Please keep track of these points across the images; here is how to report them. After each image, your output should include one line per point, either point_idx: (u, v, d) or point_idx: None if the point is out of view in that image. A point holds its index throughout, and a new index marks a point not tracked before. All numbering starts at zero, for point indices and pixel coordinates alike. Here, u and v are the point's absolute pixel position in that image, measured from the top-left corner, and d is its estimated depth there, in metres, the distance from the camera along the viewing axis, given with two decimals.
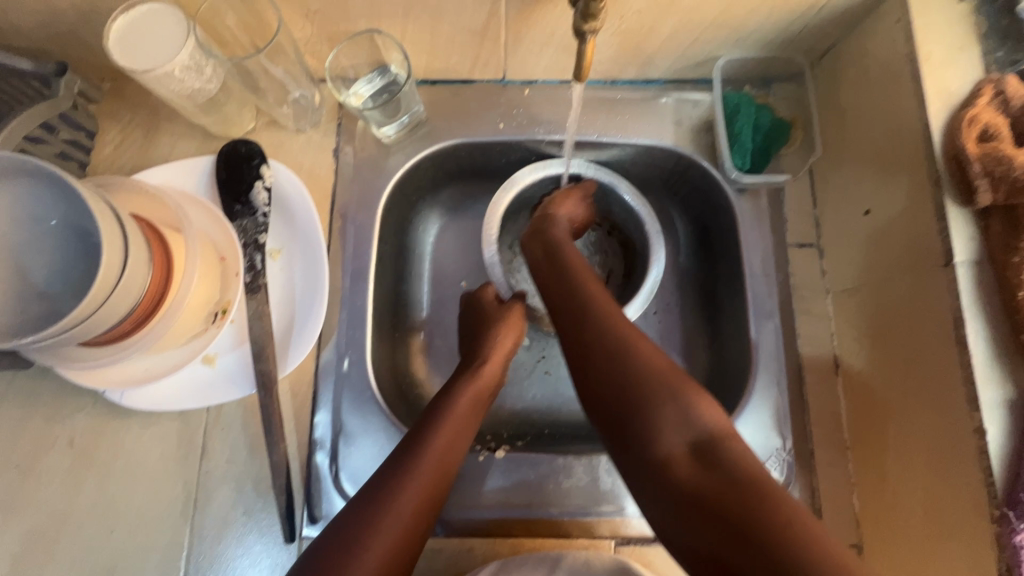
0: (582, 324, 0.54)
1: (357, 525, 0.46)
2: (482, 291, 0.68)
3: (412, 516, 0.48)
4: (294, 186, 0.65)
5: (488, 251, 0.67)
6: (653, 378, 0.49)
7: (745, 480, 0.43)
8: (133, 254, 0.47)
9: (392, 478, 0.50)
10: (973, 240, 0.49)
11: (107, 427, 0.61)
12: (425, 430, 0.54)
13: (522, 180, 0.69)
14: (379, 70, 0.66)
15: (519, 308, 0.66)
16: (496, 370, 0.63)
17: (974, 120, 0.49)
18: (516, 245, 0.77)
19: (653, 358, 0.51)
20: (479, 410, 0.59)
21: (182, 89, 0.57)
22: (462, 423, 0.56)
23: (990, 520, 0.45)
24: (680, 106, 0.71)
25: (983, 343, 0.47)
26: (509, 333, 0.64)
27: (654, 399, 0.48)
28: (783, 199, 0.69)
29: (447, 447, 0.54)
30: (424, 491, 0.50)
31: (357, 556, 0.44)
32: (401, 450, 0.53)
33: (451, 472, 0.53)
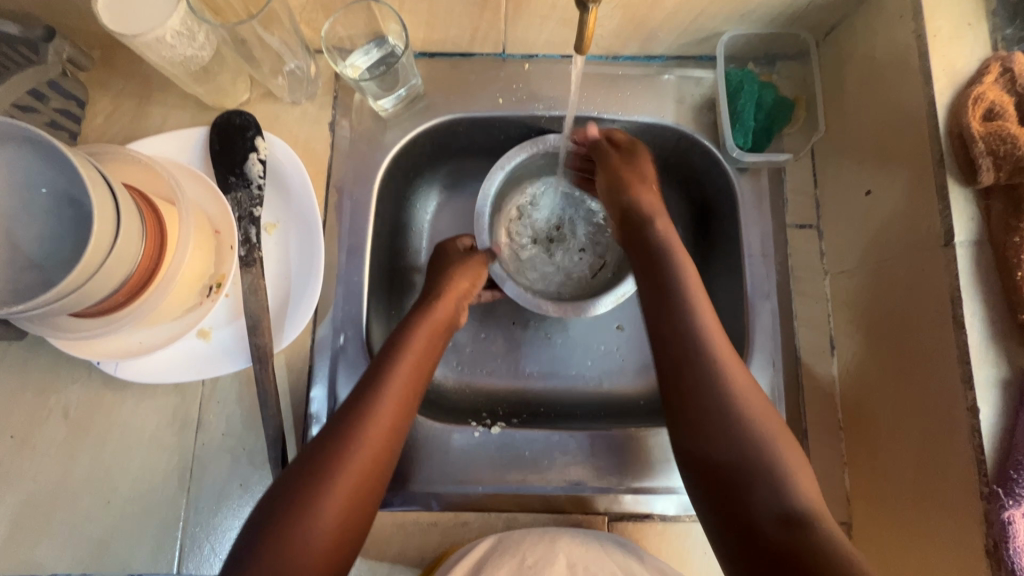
0: (686, 375, 0.54)
1: (318, 463, 0.48)
2: (450, 241, 0.69)
3: (376, 450, 0.51)
4: (289, 159, 0.64)
5: (479, 202, 0.67)
6: (765, 448, 0.49)
7: (831, 553, 0.43)
8: (127, 224, 0.47)
9: (353, 413, 0.52)
10: (974, 220, 0.49)
11: (102, 399, 0.61)
12: (382, 368, 0.55)
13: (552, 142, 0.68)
14: (376, 41, 0.64)
15: (479, 257, 0.66)
16: (451, 309, 0.63)
17: (980, 99, 0.49)
18: (523, 210, 0.76)
19: (765, 420, 0.51)
20: (434, 348, 0.60)
21: (174, 56, 0.56)
22: (417, 362, 0.57)
23: (980, 496, 0.46)
24: (682, 83, 0.70)
25: (979, 323, 0.47)
26: (465, 278, 0.64)
27: (761, 469, 0.48)
28: (783, 179, 0.69)
29: (404, 386, 0.55)
30: (384, 428, 0.52)
31: (320, 494, 0.47)
32: (362, 386, 0.54)
33: (409, 408, 0.55)
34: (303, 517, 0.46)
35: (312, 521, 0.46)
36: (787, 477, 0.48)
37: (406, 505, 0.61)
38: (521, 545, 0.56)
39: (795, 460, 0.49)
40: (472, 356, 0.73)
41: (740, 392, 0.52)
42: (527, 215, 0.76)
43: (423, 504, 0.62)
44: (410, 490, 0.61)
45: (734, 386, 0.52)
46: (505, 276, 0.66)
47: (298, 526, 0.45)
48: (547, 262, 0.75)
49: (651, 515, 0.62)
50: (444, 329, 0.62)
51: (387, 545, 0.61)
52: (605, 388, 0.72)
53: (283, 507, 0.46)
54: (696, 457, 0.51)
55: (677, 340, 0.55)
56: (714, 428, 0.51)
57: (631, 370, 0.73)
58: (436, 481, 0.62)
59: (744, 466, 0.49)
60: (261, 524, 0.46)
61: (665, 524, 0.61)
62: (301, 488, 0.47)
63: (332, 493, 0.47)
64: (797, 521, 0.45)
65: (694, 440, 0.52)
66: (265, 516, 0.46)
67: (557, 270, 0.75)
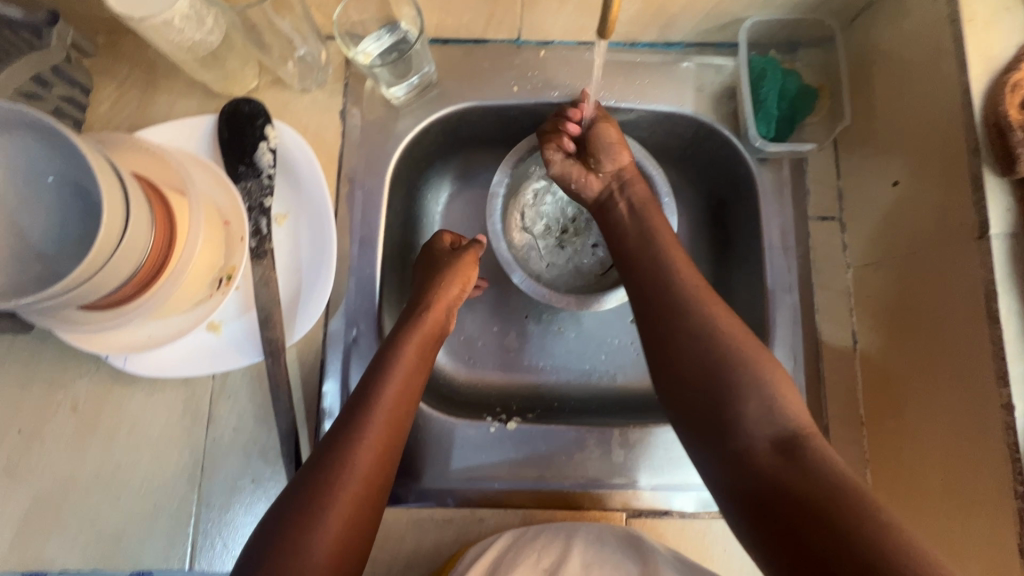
0: (659, 301, 0.55)
1: (307, 495, 0.46)
2: (436, 238, 0.67)
3: (369, 474, 0.49)
4: (300, 149, 0.63)
5: (496, 178, 0.66)
6: (746, 371, 0.49)
7: (828, 478, 0.43)
8: (136, 215, 0.45)
9: (342, 438, 0.50)
10: (1010, 212, 0.47)
11: (111, 393, 0.60)
12: (369, 391, 0.53)
13: None
14: (388, 27, 0.63)
15: (468, 256, 0.64)
16: (440, 317, 0.61)
17: (1018, 86, 0.47)
18: (543, 197, 0.75)
19: (743, 344, 0.51)
20: (425, 360, 0.58)
21: (183, 40, 0.54)
22: (407, 379, 0.55)
23: (1013, 496, 0.45)
24: (702, 71, 0.68)
25: (1015, 318, 0.46)
26: (454, 283, 0.62)
27: (745, 389, 0.48)
28: (805, 170, 0.67)
29: (394, 408, 0.53)
30: (375, 450, 0.50)
31: (311, 527, 0.45)
32: (350, 410, 0.52)
33: (399, 430, 0.53)
34: (295, 554, 0.44)
35: (305, 558, 0.44)
36: (773, 399, 0.48)
37: (421, 501, 0.61)
38: (536, 544, 0.55)
39: (776, 377, 0.49)
40: (485, 351, 0.72)
41: (712, 318, 0.52)
42: (545, 202, 0.75)
43: (438, 500, 0.61)
44: (425, 485, 0.61)
45: (711, 316, 0.52)
46: (510, 261, 0.65)
47: (292, 561, 0.43)
48: (558, 253, 0.74)
49: (670, 511, 0.60)
50: (435, 339, 0.60)
51: (402, 542, 0.60)
52: (620, 383, 0.71)
53: (273, 544, 0.44)
54: (675, 383, 0.52)
55: (653, 275, 0.57)
56: (696, 358, 0.51)
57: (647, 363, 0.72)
58: (453, 476, 0.61)
59: (729, 390, 0.49)
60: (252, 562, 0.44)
61: (684, 521, 0.60)
62: (290, 526, 0.45)
63: (328, 523, 0.46)
64: (789, 446, 0.46)
65: (675, 371, 0.52)
66: (258, 553, 0.44)
67: (567, 263, 0.74)
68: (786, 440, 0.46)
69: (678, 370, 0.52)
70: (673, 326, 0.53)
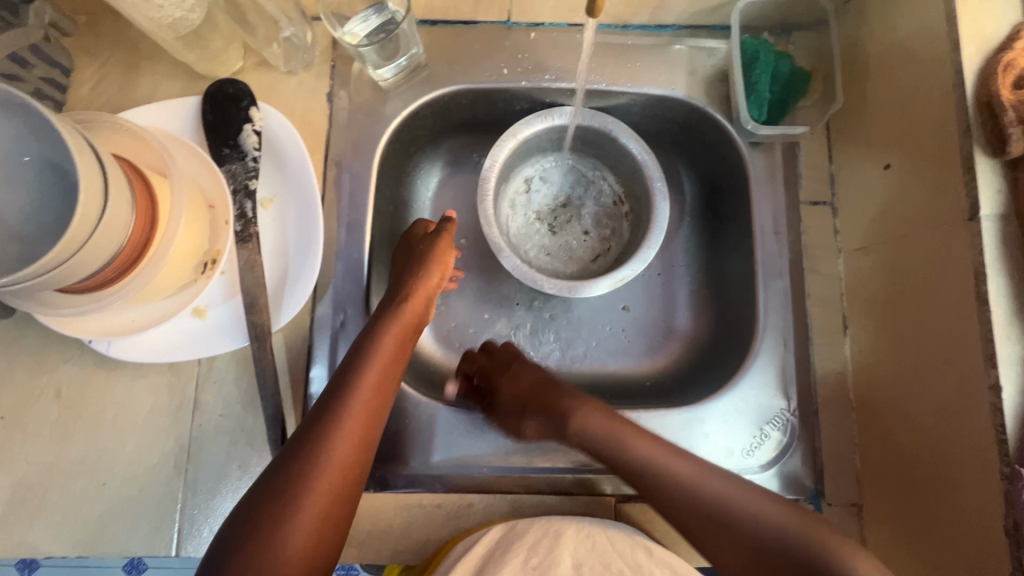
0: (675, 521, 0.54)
1: (281, 487, 0.46)
2: (412, 228, 0.66)
3: (343, 465, 0.49)
4: (286, 130, 0.62)
5: (486, 162, 0.65)
6: (807, 534, 0.49)
7: None
8: (115, 195, 0.44)
9: (317, 429, 0.49)
10: (1001, 193, 0.47)
11: (95, 378, 0.59)
12: (344, 384, 0.52)
13: (569, 114, 0.66)
14: (376, 7, 0.62)
15: (445, 242, 0.62)
16: (419, 307, 0.60)
17: (1010, 66, 0.47)
18: (532, 183, 0.74)
19: (703, 480, 0.54)
20: (403, 351, 0.57)
21: (163, 17, 0.53)
22: (383, 371, 0.54)
23: (1000, 477, 0.45)
24: (694, 54, 0.67)
25: (1003, 300, 0.46)
26: (434, 271, 0.61)
27: (811, 556, 0.48)
28: (798, 154, 0.66)
29: (369, 400, 0.52)
30: (349, 442, 0.50)
31: (287, 520, 0.45)
32: (325, 400, 0.51)
33: (375, 422, 0.52)
34: (269, 547, 0.44)
35: (279, 551, 0.44)
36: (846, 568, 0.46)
37: (409, 486, 0.60)
38: (524, 539, 0.55)
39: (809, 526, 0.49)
40: (475, 337, 0.72)
41: (659, 458, 0.55)
42: (535, 189, 0.74)
43: (427, 485, 0.60)
44: (413, 471, 0.60)
45: (657, 459, 0.55)
46: (501, 246, 0.63)
47: (267, 556, 0.44)
48: (550, 240, 0.73)
49: None
50: (414, 329, 0.59)
51: (390, 527, 0.59)
52: (610, 369, 0.71)
53: (243, 537, 0.44)
54: (729, 556, 0.52)
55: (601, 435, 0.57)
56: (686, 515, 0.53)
57: (638, 350, 0.71)
58: (441, 462, 0.61)
59: (799, 563, 0.48)
60: (224, 553, 0.44)
61: None
62: (263, 519, 0.45)
63: (300, 516, 0.46)
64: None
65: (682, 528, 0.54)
66: (231, 545, 0.44)
67: (558, 249, 0.73)
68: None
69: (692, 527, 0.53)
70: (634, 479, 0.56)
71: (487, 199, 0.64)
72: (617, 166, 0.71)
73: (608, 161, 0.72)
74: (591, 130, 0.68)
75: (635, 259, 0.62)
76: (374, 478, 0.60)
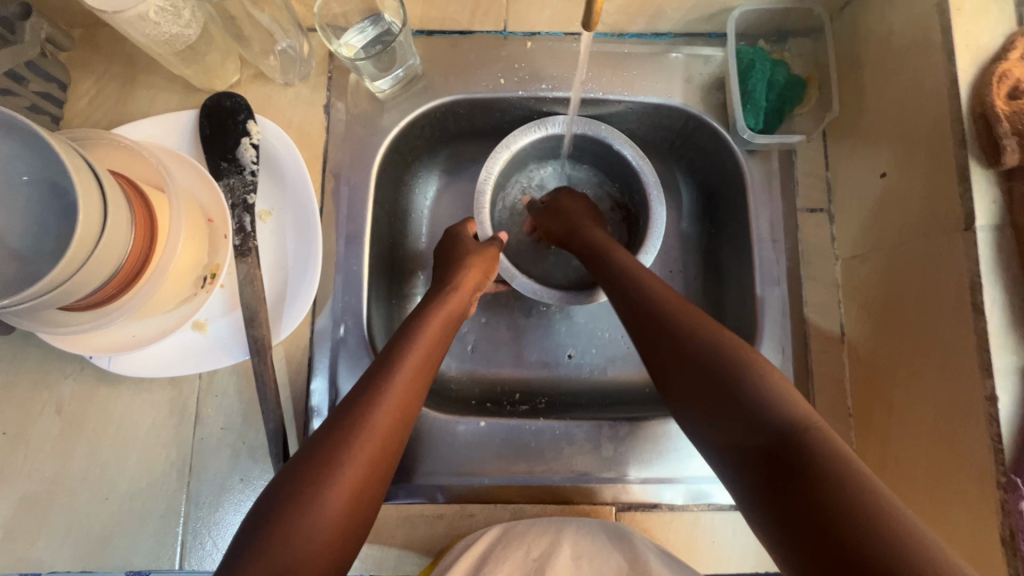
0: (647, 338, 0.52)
1: (327, 447, 0.44)
2: (461, 227, 0.67)
3: (386, 436, 0.47)
4: (283, 143, 0.62)
5: (483, 173, 0.64)
6: (741, 357, 0.46)
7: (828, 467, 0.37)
8: (114, 213, 0.45)
9: (366, 396, 0.48)
10: (996, 203, 0.47)
11: (96, 393, 0.59)
12: (390, 359, 0.51)
13: (563, 124, 0.65)
14: (372, 19, 0.62)
15: (494, 244, 0.62)
16: (464, 298, 0.60)
17: (1005, 77, 0.47)
18: (531, 188, 0.75)
19: (678, 304, 0.52)
20: (444, 339, 0.57)
21: (159, 34, 0.53)
22: (427, 350, 0.54)
23: (997, 486, 0.45)
24: (690, 62, 0.67)
25: (999, 310, 0.46)
26: (479, 267, 0.61)
27: (739, 376, 0.45)
28: (794, 161, 0.67)
29: (413, 376, 0.51)
30: (394, 415, 0.48)
31: (329, 482, 0.43)
32: (373, 373, 0.51)
33: (417, 401, 0.51)
34: (310, 508, 0.41)
35: (321, 508, 0.42)
36: (765, 388, 0.43)
37: (410, 497, 0.60)
38: (527, 536, 0.56)
39: (780, 380, 0.44)
40: (474, 346, 0.72)
41: (684, 312, 0.52)
42: (533, 194, 0.75)
43: (428, 496, 0.61)
44: (414, 482, 0.61)
45: (671, 303, 0.53)
46: (514, 273, 0.64)
47: (308, 512, 0.41)
48: (547, 247, 0.75)
49: (660, 504, 0.61)
50: (456, 320, 0.59)
51: (392, 538, 0.60)
52: (610, 376, 0.71)
53: (283, 500, 0.42)
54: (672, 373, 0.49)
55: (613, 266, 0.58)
56: (674, 352, 0.49)
57: (637, 357, 0.71)
58: (441, 473, 0.61)
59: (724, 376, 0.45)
60: (263, 516, 0.41)
61: (674, 513, 0.60)
62: (307, 477, 0.43)
63: (343, 479, 0.43)
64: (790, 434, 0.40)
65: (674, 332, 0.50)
66: (266, 511, 0.42)
67: (554, 256, 0.74)
68: (787, 434, 0.40)
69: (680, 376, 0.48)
70: (630, 298, 0.55)
71: (486, 216, 0.65)
72: (613, 173, 0.71)
73: (605, 170, 0.72)
74: (586, 139, 0.67)
75: None
76: None
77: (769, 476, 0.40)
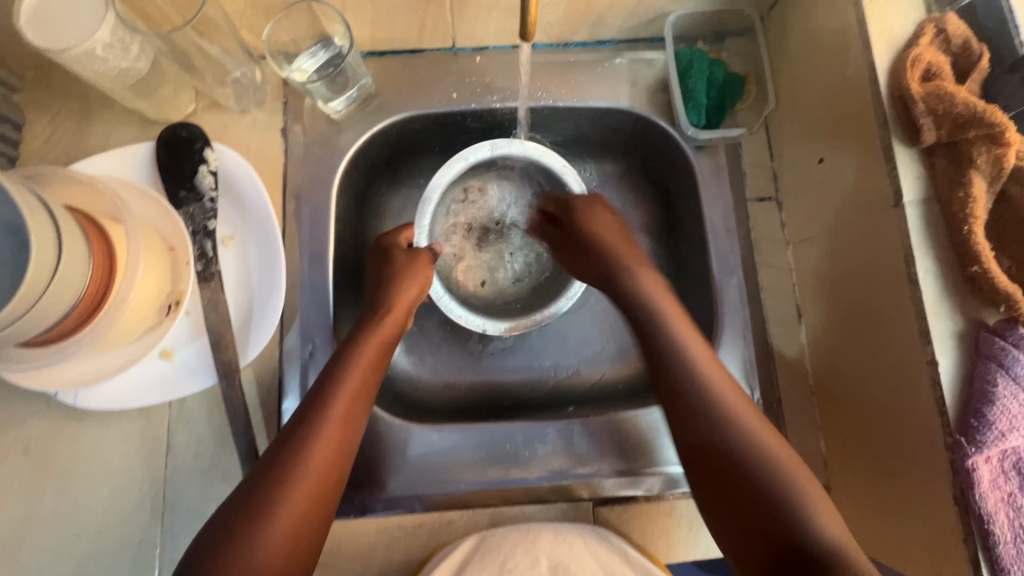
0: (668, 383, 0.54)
1: (263, 491, 0.46)
2: (396, 236, 0.66)
3: (321, 470, 0.49)
4: (240, 167, 0.63)
5: (431, 182, 0.65)
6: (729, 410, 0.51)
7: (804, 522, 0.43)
8: (69, 247, 0.45)
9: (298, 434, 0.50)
10: (921, 178, 0.50)
11: (65, 429, 0.59)
12: (328, 386, 0.53)
13: (518, 150, 0.66)
14: (323, 43, 0.64)
15: (424, 259, 0.63)
16: (399, 318, 0.61)
17: (916, 61, 0.50)
18: (472, 192, 0.74)
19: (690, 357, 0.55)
20: (383, 359, 0.58)
21: (109, 69, 0.54)
22: (364, 377, 0.55)
23: (944, 448, 0.47)
24: (635, 66, 0.70)
25: (932, 279, 0.48)
26: (414, 284, 0.62)
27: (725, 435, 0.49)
28: (740, 153, 0.70)
29: (350, 401, 0.53)
30: (328, 448, 0.50)
31: (264, 523, 0.45)
32: (307, 407, 0.52)
33: (356, 425, 0.53)
34: (247, 550, 0.44)
35: (257, 550, 0.44)
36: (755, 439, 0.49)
37: (389, 510, 0.60)
38: (504, 544, 0.57)
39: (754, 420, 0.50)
40: (448, 354, 0.73)
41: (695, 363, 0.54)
42: (474, 199, 0.74)
43: (406, 507, 0.61)
44: (391, 493, 0.61)
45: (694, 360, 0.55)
46: (443, 293, 0.65)
47: (244, 555, 0.44)
48: (474, 254, 0.74)
49: (636, 496, 0.62)
50: (394, 339, 0.60)
51: (373, 551, 0.60)
52: (582, 375, 0.72)
53: (223, 539, 0.44)
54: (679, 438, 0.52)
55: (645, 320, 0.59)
56: (702, 449, 0.50)
57: (609, 354, 0.73)
58: (417, 483, 0.61)
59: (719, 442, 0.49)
60: (201, 559, 0.44)
61: (650, 503, 0.62)
62: (243, 522, 0.45)
63: (279, 520, 0.46)
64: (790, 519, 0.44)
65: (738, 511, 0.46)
66: (212, 541, 0.45)
67: (481, 268, 0.74)
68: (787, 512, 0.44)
69: (712, 495, 0.48)
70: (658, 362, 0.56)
71: (427, 224, 0.66)
72: None
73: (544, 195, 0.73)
74: (539, 165, 0.68)
75: (551, 305, 0.66)
76: (354, 504, 0.60)
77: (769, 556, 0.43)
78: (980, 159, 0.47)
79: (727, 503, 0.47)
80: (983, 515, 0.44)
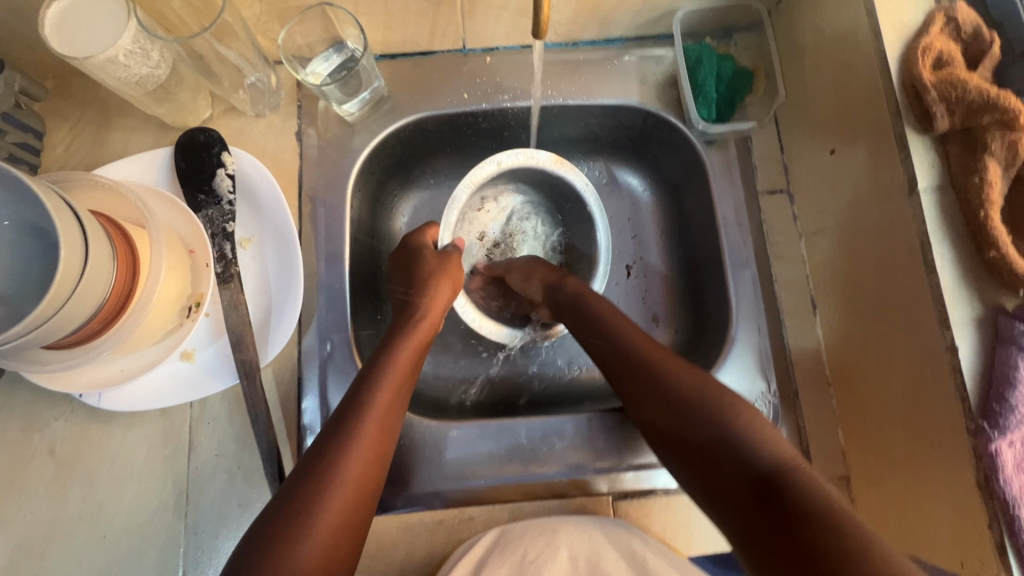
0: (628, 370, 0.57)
1: (308, 488, 0.46)
2: (419, 237, 0.68)
3: (363, 467, 0.49)
4: (257, 170, 0.64)
5: (458, 189, 0.67)
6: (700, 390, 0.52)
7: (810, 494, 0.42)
8: (95, 248, 0.46)
9: (339, 431, 0.50)
10: (936, 165, 0.50)
11: (88, 431, 0.60)
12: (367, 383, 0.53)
13: (541, 162, 0.69)
14: (336, 47, 0.65)
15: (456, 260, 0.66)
16: (433, 320, 0.62)
17: (928, 50, 0.50)
18: (487, 202, 0.77)
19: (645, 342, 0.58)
20: (418, 358, 0.59)
21: (130, 76, 0.55)
22: (401, 376, 0.56)
23: (966, 433, 0.47)
24: (643, 63, 0.70)
25: (950, 266, 0.48)
26: (446, 285, 0.64)
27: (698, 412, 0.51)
28: (750, 147, 0.70)
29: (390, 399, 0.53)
30: (370, 445, 0.50)
31: (312, 520, 0.44)
32: (346, 405, 0.52)
33: (393, 425, 0.53)
34: (295, 546, 0.43)
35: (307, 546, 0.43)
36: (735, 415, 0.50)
37: (409, 506, 0.61)
38: (525, 537, 0.57)
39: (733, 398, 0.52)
40: (463, 354, 0.73)
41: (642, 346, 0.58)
42: (488, 209, 0.77)
43: (426, 503, 0.61)
44: (412, 491, 0.61)
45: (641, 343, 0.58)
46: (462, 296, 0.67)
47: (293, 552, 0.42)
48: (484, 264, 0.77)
49: (655, 490, 0.62)
50: (427, 340, 0.61)
51: (394, 549, 0.60)
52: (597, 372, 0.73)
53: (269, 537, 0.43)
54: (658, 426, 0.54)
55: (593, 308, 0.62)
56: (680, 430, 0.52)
57: None
58: (437, 480, 0.61)
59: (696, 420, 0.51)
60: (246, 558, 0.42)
61: (670, 497, 0.61)
62: (287, 518, 0.44)
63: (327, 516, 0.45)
64: (774, 478, 0.45)
65: (726, 480, 0.47)
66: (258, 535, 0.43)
67: None
68: (771, 472, 0.45)
69: (699, 477, 0.49)
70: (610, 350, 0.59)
71: (451, 223, 0.68)
72: (570, 216, 0.75)
73: (557, 212, 0.77)
74: (558, 181, 0.71)
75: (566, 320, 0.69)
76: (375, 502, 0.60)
77: (760, 516, 0.43)
78: (994, 145, 0.48)
79: (709, 471, 0.48)
80: (1010, 499, 0.44)
